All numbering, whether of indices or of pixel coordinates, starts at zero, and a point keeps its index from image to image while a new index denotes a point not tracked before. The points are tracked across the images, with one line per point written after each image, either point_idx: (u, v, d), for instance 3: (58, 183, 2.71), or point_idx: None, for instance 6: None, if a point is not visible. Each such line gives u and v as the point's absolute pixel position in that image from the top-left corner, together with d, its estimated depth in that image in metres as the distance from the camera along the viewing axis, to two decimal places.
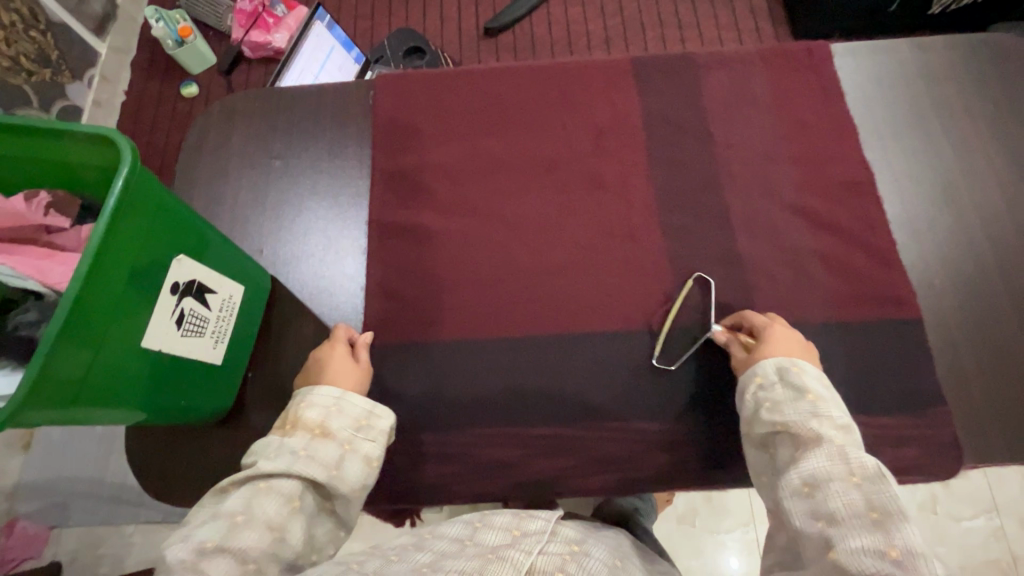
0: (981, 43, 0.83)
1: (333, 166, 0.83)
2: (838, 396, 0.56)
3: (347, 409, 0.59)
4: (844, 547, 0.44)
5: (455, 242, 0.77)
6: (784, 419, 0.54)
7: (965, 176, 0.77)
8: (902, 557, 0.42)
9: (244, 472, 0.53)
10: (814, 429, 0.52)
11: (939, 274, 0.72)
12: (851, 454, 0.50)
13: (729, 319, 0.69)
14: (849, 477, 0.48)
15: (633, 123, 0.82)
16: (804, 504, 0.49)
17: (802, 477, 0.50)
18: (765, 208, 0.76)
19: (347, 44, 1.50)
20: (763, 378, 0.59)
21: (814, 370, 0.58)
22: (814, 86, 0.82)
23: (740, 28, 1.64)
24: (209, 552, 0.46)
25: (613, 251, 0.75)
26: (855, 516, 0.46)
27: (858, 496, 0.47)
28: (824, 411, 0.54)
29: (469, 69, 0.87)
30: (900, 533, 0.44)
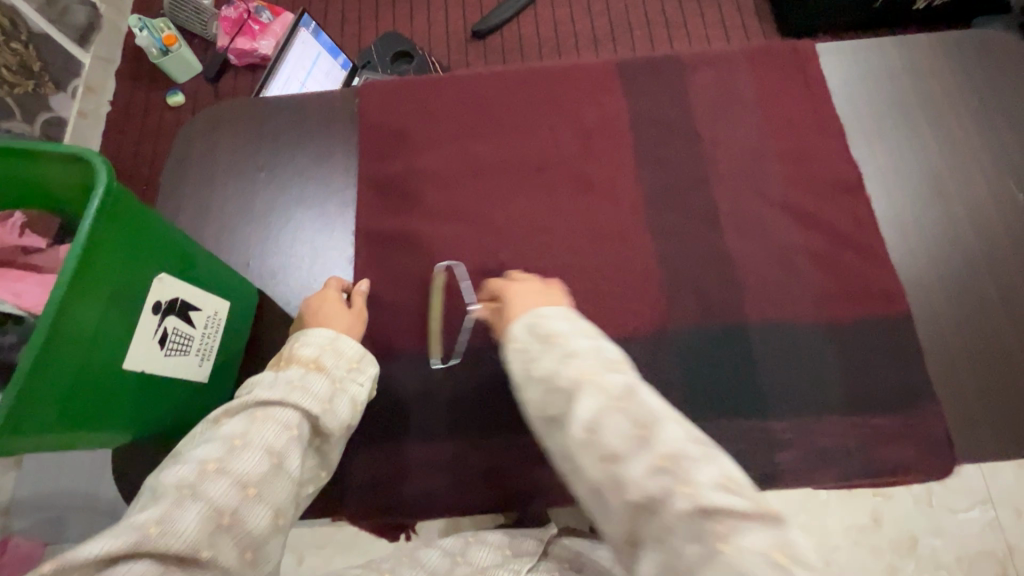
0: (964, 39, 0.83)
1: (318, 174, 0.82)
2: (585, 321, 0.50)
3: (341, 350, 0.60)
4: (630, 483, 0.40)
5: (444, 250, 0.76)
6: (540, 373, 0.47)
7: (953, 172, 0.77)
8: (671, 464, 0.40)
9: (237, 402, 0.53)
10: (569, 374, 0.45)
11: (929, 271, 0.72)
12: (605, 380, 0.44)
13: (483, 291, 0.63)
14: (612, 405, 0.43)
15: (621, 125, 0.81)
16: (589, 453, 0.42)
17: (579, 428, 0.43)
18: (755, 208, 0.76)
19: (334, 50, 1.49)
20: (516, 341, 0.50)
21: (555, 309, 0.51)
22: (800, 85, 0.81)
23: (727, 26, 1.64)
24: (211, 473, 0.46)
25: (604, 255, 0.75)
26: (629, 444, 0.41)
27: (624, 420, 0.42)
28: (573, 347, 0.47)
29: (454, 74, 0.86)
30: (664, 441, 0.41)
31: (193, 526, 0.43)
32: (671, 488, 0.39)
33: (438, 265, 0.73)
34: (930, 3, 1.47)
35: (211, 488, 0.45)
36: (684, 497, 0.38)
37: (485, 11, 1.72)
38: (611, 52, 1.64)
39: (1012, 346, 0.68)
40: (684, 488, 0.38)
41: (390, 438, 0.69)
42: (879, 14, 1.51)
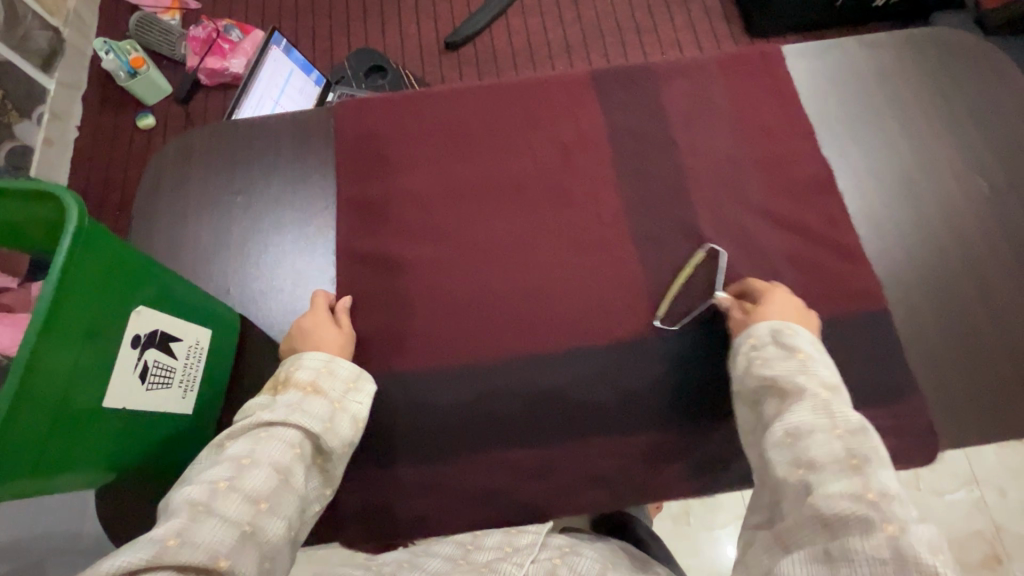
0: (923, 38, 0.86)
1: (296, 198, 0.81)
2: (825, 356, 0.59)
3: (337, 371, 0.63)
4: (823, 491, 0.47)
5: (427, 267, 0.76)
6: (773, 374, 0.56)
7: (920, 166, 0.79)
8: (877, 500, 0.45)
9: (242, 426, 0.55)
10: (799, 382, 0.54)
11: (903, 265, 0.74)
12: (835, 408, 0.52)
13: (737, 287, 0.71)
14: (831, 426, 0.50)
15: (597, 135, 0.82)
16: (785, 453, 0.51)
17: (786, 430, 0.52)
18: (733, 211, 0.77)
19: (306, 66, 1.50)
20: (755, 338, 0.61)
21: (808, 333, 0.60)
22: (769, 89, 0.83)
23: (697, 29, 1.68)
24: (221, 491, 0.48)
25: (586, 265, 0.75)
26: (836, 464, 0.48)
27: (839, 445, 0.49)
28: (811, 368, 0.56)
29: (428, 91, 0.86)
30: (874, 478, 0.46)
31: (212, 538, 0.45)
32: (873, 517, 0.44)
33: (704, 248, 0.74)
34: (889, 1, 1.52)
35: (224, 504, 0.48)
36: (884, 530, 0.43)
37: (457, 23, 1.73)
38: (585, 58, 1.67)
39: (989, 334, 0.70)
40: (886, 522, 0.43)
41: (380, 460, 0.68)
42: (842, 11, 1.56)
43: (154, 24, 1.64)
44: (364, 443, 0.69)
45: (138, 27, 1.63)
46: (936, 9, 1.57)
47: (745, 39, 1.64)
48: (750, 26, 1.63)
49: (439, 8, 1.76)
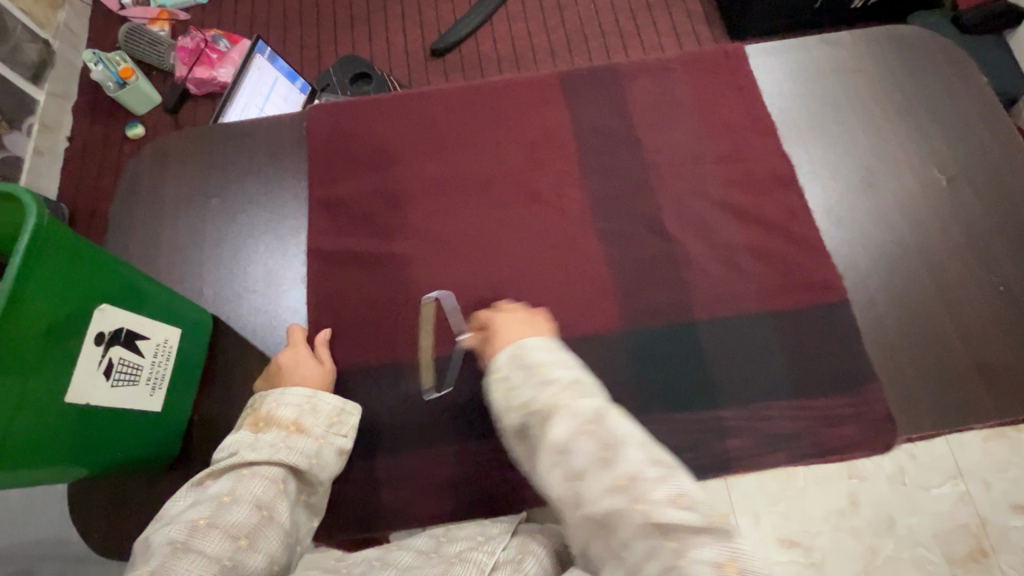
0: (882, 37, 0.88)
1: (268, 199, 0.82)
2: (567, 351, 0.57)
3: (319, 406, 0.64)
4: (592, 498, 0.46)
5: (396, 266, 0.77)
6: (523, 398, 0.53)
7: (881, 162, 0.80)
8: (629, 484, 0.46)
9: (223, 465, 0.57)
10: (548, 397, 0.52)
11: (864, 256, 0.75)
12: (578, 406, 0.50)
13: (472, 322, 0.69)
14: (583, 428, 0.49)
15: (563, 134, 0.84)
16: (557, 473, 0.49)
17: (551, 450, 0.49)
18: (696, 206, 0.78)
19: (291, 74, 1.53)
20: (501, 367, 0.57)
21: (537, 340, 0.57)
22: (732, 88, 0.85)
23: (678, 32, 1.71)
24: (201, 529, 0.50)
25: (552, 260, 0.77)
26: (594, 465, 0.47)
27: (590, 442, 0.48)
28: (553, 377, 0.53)
29: (398, 95, 0.88)
30: (621, 463, 0.47)
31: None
32: (628, 506, 0.45)
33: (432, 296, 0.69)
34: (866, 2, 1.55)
35: (204, 542, 0.50)
36: (639, 513, 0.44)
37: (442, 29, 1.76)
38: (568, 61, 1.69)
39: (946, 325, 0.71)
40: (638, 505, 0.44)
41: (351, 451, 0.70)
42: (822, 12, 1.59)
43: (144, 35, 1.66)
44: None
45: (127, 38, 1.66)
46: (912, 9, 1.60)
47: (727, 41, 1.67)
48: (733, 27, 1.65)
49: (424, 16, 1.78)
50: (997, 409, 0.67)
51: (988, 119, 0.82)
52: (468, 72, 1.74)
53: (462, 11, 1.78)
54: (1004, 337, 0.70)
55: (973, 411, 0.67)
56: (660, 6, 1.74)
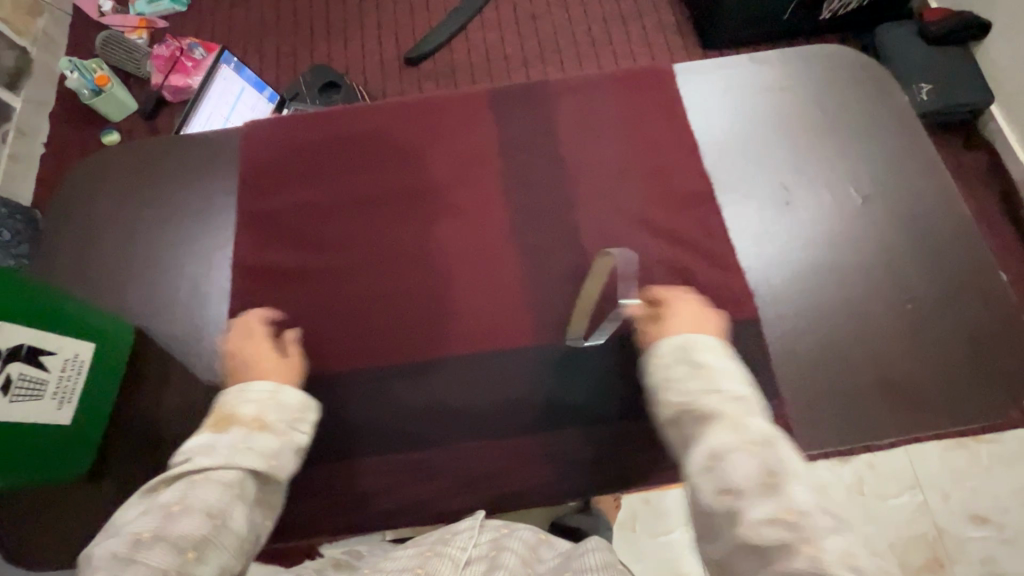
0: (808, 55, 0.89)
1: (198, 213, 0.84)
2: (733, 364, 0.60)
3: (282, 404, 0.63)
4: (746, 520, 0.45)
5: (320, 280, 0.79)
6: (686, 398, 0.57)
7: (799, 180, 0.81)
8: (797, 520, 0.44)
9: (179, 472, 0.54)
10: (709, 403, 0.54)
11: (779, 275, 0.76)
12: (747, 424, 0.51)
13: (644, 293, 0.72)
14: (746, 446, 0.49)
15: (489, 150, 0.85)
16: (709, 480, 0.49)
17: (707, 454, 0.50)
18: (615, 222, 0.80)
19: (258, 84, 1.55)
20: (663, 359, 0.62)
21: (709, 341, 0.61)
22: (657, 105, 0.86)
23: (650, 42, 1.73)
24: (145, 542, 0.46)
25: (475, 278, 0.78)
26: (755, 486, 0.47)
27: (755, 463, 0.48)
28: (718, 384, 0.56)
29: (332, 109, 0.89)
30: (790, 495, 0.45)
31: None
32: (793, 542, 0.43)
33: (613, 251, 0.70)
34: (833, 12, 1.58)
35: (149, 556, 0.45)
36: (806, 555, 0.42)
37: (417, 38, 1.78)
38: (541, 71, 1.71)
39: (853, 342, 0.72)
40: (806, 546, 0.42)
41: None
42: (790, 24, 1.61)
43: (121, 43, 1.68)
44: None
45: (104, 44, 1.67)
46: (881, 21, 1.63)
47: (698, 52, 1.69)
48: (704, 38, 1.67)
49: (399, 25, 1.80)
50: (897, 427, 0.69)
51: (908, 140, 0.83)
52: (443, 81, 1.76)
53: (437, 21, 1.80)
54: (912, 356, 0.71)
55: (873, 430, 0.69)
56: (633, 16, 1.76)
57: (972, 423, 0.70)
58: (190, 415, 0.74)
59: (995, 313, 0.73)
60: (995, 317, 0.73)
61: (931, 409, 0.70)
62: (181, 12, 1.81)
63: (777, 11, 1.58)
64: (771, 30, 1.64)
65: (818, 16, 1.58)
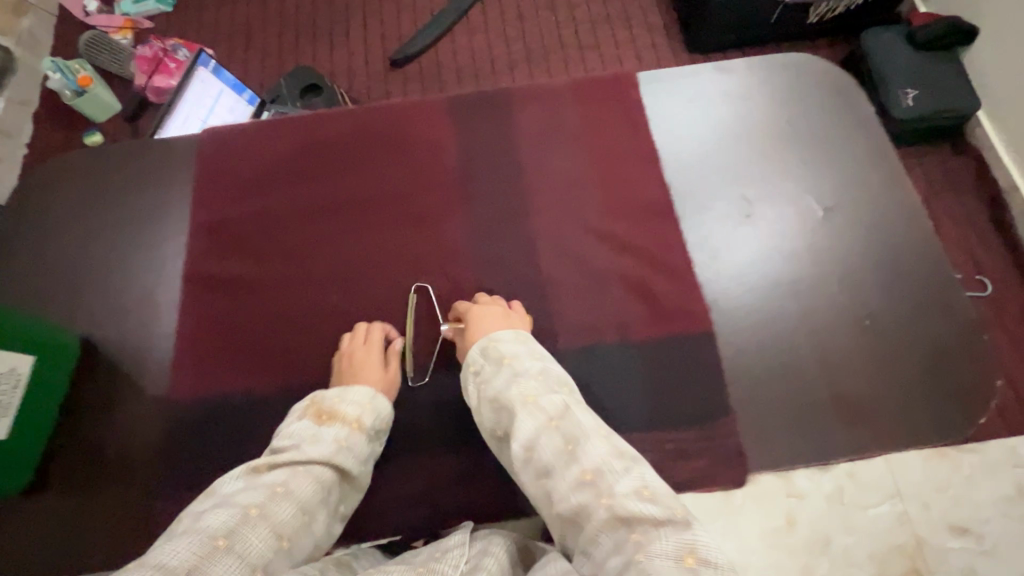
0: (775, 65, 0.88)
1: (153, 221, 0.82)
2: (530, 344, 0.64)
3: (377, 410, 0.66)
4: (560, 495, 0.51)
5: (272, 292, 0.77)
6: (492, 394, 0.60)
7: (761, 191, 0.80)
8: (595, 478, 0.50)
9: (283, 456, 0.57)
10: (511, 394, 0.58)
11: (735, 288, 0.75)
12: (545, 403, 0.56)
13: (452, 312, 0.74)
14: (549, 424, 0.54)
15: (449, 159, 0.84)
16: (529, 469, 0.54)
17: (521, 445, 0.54)
18: (572, 234, 0.79)
19: (237, 86, 1.50)
20: (475, 364, 0.64)
21: (507, 334, 0.65)
22: (620, 114, 0.85)
23: (638, 44, 1.70)
24: (251, 519, 0.49)
25: (427, 289, 0.77)
26: (560, 459, 0.52)
27: (557, 437, 0.53)
28: (520, 368, 0.61)
29: (291, 116, 0.87)
30: (586, 457, 0.51)
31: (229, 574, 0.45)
32: (593, 500, 0.48)
33: (415, 291, 0.77)
34: (821, 16, 1.56)
35: (248, 536, 0.48)
36: (603, 507, 0.48)
37: (403, 40, 1.76)
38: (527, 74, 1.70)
39: (809, 358, 0.71)
40: (603, 498, 0.48)
41: (198, 481, 0.69)
42: (777, 28, 1.59)
43: (105, 44, 1.66)
44: (188, 468, 0.70)
45: (87, 46, 1.64)
46: (869, 25, 1.61)
47: (685, 56, 1.67)
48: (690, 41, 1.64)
49: (385, 26, 1.78)
50: (848, 444, 0.68)
51: (872, 151, 0.82)
52: (428, 83, 1.74)
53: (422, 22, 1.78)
54: (866, 373, 0.70)
55: (824, 447, 0.68)
56: (618, 19, 1.74)
57: (926, 441, 0.68)
58: (132, 428, 0.72)
59: (955, 329, 0.72)
60: (953, 332, 0.72)
61: (883, 426, 0.68)
62: (167, 12, 1.79)
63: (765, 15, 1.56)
64: (759, 34, 1.62)
65: (806, 19, 1.56)
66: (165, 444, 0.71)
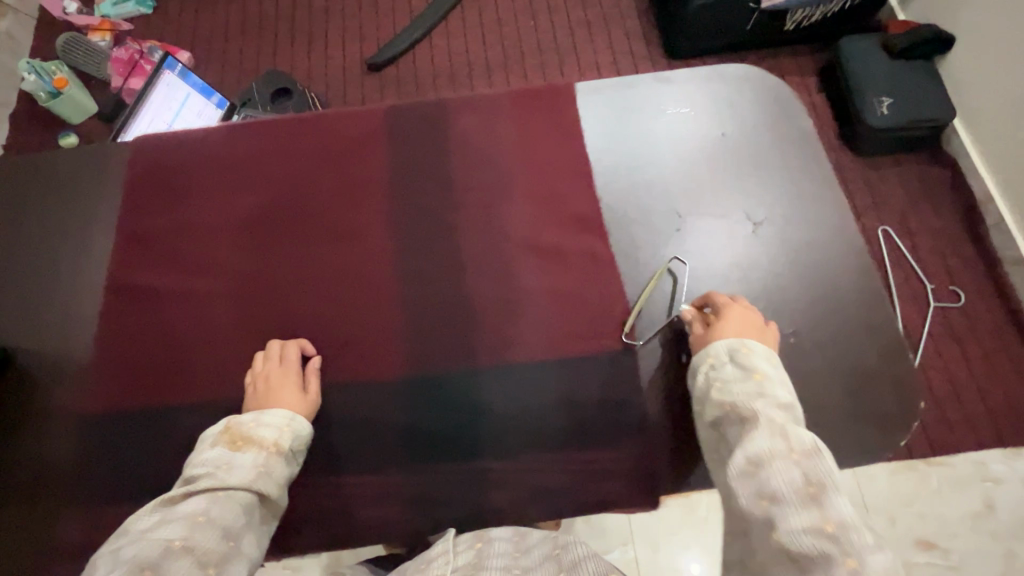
0: (713, 77, 0.87)
1: (79, 230, 0.82)
2: (783, 375, 0.60)
3: (297, 429, 0.66)
4: (786, 526, 0.46)
5: (195, 304, 0.77)
6: (730, 398, 0.58)
7: (694, 206, 0.79)
8: (837, 533, 0.44)
9: (198, 486, 0.58)
10: (756, 408, 0.55)
11: (662, 304, 0.74)
12: (793, 433, 0.51)
13: (698, 299, 0.71)
14: (791, 455, 0.49)
15: (379, 170, 0.83)
16: (747, 483, 0.50)
17: (749, 458, 0.51)
18: (501, 248, 0.78)
19: (207, 89, 1.38)
20: (716, 358, 0.63)
21: (761, 349, 0.62)
22: (556, 126, 0.84)
23: (617, 50, 1.68)
24: (174, 552, 0.51)
25: (354, 301, 0.76)
26: (796, 494, 0.47)
27: (798, 472, 0.48)
28: (768, 390, 0.57)
29: (226, 125, 0.87)
30: (832, 507, 0.46)
31: None
32: (835, 555, 0.43)
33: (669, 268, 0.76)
34: (799, 24, 1.50)
35: (172, 567, 0.50)
36: (846, 567, 0.42)
37: (381, 43, 1.73)
38: (506, 79, 1.67)
39: None
40: (846, 559, 0.42)
41: (109, 496, 0.68)
42: (757, 34, 1.54)
43: (81, 44, 1.62)
44: (99, 482, 0.69)
45: (64, 48, 1.61)
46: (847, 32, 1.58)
47: (662, 62, 1.65)
48: (668, 49, 1.60)
49: (364, 29, 1.76)
50: None
51: (809, 165, 0.81)
52: (406, 88, 1.72)
53: (402, 25, 1.76)
54: None
55: None
56: (598, 25, 1.72)
57: (845, 463, 0.67)
58: (43, 440, 0.72)
59: (880, 349, 0.71)
60: (878, 354, 0.71)
61: None
62: (146, 14, 1.76)
63: (740, 23, 1.50)
64: (737, 41, 1.56)
65: (782, 27, 1.50)
66: (77, 457, 0.70)
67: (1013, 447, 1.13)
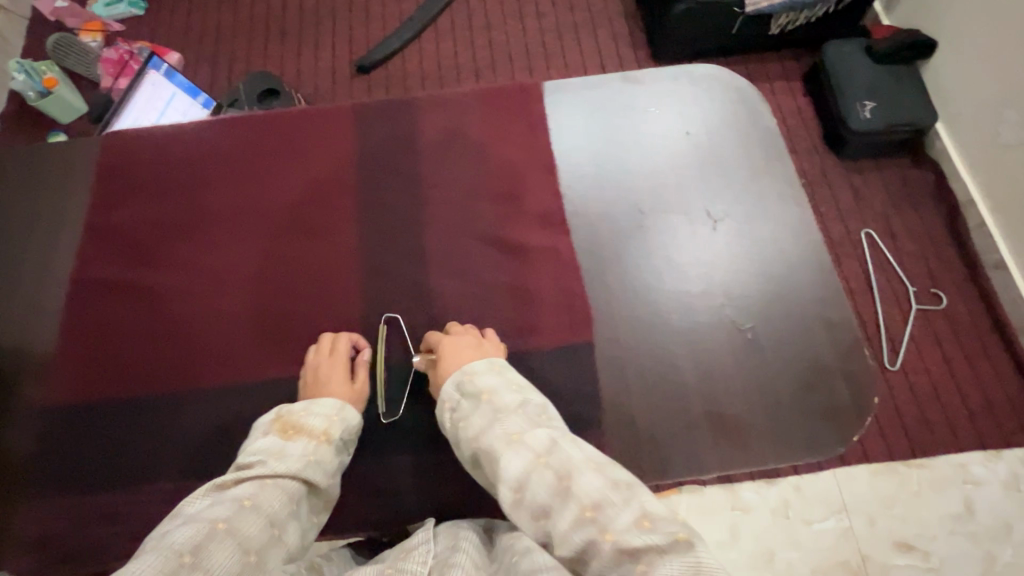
0: (679, 77, 0.88)
1: (48, 223, 0.83)
2: (508, 377, 0.61)
3: (345, 421, 0.64)
4: (562, 535, 0.46)
5: (158, 297, 0.77)
6: (473, 430, 0.57)
7: (656, 203, 0.80)
8: (596, 514, 0.45)
9: (248, 471, 0.54)
10: (497, 431, 0.55)
11: (620, 299, 0.75)
12: (530, 440, 0.52)
13: (423, 344, 0.72)
14: (537, 461, 0.50)
15: (346, 167, 0.84)
16: (523, 511, 0.49)
17: (511, 487, 0.50)
18: (465, 244, 0.78)
19: (194, 89, 1.35)
20: (450, 400, 0.61)
21: (481, 366, 0.62)
22: (523, 124, 0.85)
23: (603, 54, 1.69)
24: (218, 534, 0.46)
25: (324, 296, 0.77)
26: (554, 498, 0.48)
27: (547, 474, 0.49)
28: (502, 404, 0.57)
29: (195, 122, 0.88)
30: (581, 491, 0.47)
31: None
32: (597, 536, 0.44)
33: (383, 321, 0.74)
34: (784, 28, 1.44)
35: (215, 552, 0.45)
36: (607, 543, 0.43)
37: (371, 45, 1.74)
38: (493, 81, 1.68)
39: (686, 372, 0.70)
40: (606, 534, 0.44)
41: (66, 484, 0.69)
42: (743, 39, 1.47)
43: (72, 45, 1.61)
44: (57, 469, 0.69)
45: (54, 48, 1.61)
46: None
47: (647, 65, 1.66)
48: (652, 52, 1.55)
49: (355, 31, 1.77)
50: (718, 460, 0.67)
51: (771, 164, 0.82)
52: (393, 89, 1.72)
53: (391, 28, 1.76)
54: (739, 386, 0.70)
55: (693, 462, 0.67)
56: (585, 29, 1.74)
57: (797, 458, 0.67)
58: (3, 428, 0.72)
59: (835, 344, 0.72)
60: (833, 349, 0.71)
61: (753, 445, 0.68)
62: (138, 16, 1.77)
63: (725, 27, 1.44)
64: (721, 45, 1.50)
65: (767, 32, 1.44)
66: (36, 446, 0.71)
67: (993, 449, 1.10)
